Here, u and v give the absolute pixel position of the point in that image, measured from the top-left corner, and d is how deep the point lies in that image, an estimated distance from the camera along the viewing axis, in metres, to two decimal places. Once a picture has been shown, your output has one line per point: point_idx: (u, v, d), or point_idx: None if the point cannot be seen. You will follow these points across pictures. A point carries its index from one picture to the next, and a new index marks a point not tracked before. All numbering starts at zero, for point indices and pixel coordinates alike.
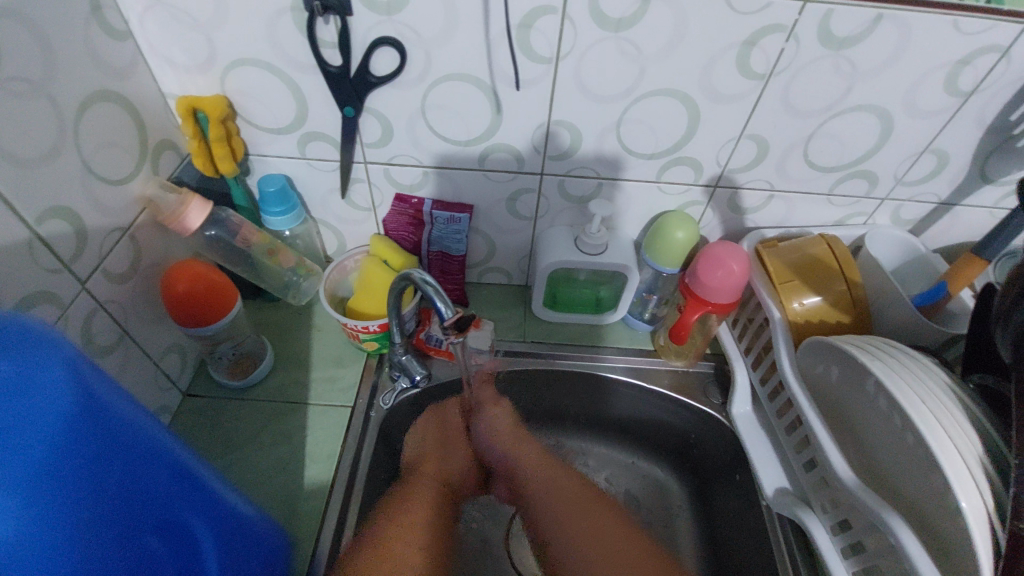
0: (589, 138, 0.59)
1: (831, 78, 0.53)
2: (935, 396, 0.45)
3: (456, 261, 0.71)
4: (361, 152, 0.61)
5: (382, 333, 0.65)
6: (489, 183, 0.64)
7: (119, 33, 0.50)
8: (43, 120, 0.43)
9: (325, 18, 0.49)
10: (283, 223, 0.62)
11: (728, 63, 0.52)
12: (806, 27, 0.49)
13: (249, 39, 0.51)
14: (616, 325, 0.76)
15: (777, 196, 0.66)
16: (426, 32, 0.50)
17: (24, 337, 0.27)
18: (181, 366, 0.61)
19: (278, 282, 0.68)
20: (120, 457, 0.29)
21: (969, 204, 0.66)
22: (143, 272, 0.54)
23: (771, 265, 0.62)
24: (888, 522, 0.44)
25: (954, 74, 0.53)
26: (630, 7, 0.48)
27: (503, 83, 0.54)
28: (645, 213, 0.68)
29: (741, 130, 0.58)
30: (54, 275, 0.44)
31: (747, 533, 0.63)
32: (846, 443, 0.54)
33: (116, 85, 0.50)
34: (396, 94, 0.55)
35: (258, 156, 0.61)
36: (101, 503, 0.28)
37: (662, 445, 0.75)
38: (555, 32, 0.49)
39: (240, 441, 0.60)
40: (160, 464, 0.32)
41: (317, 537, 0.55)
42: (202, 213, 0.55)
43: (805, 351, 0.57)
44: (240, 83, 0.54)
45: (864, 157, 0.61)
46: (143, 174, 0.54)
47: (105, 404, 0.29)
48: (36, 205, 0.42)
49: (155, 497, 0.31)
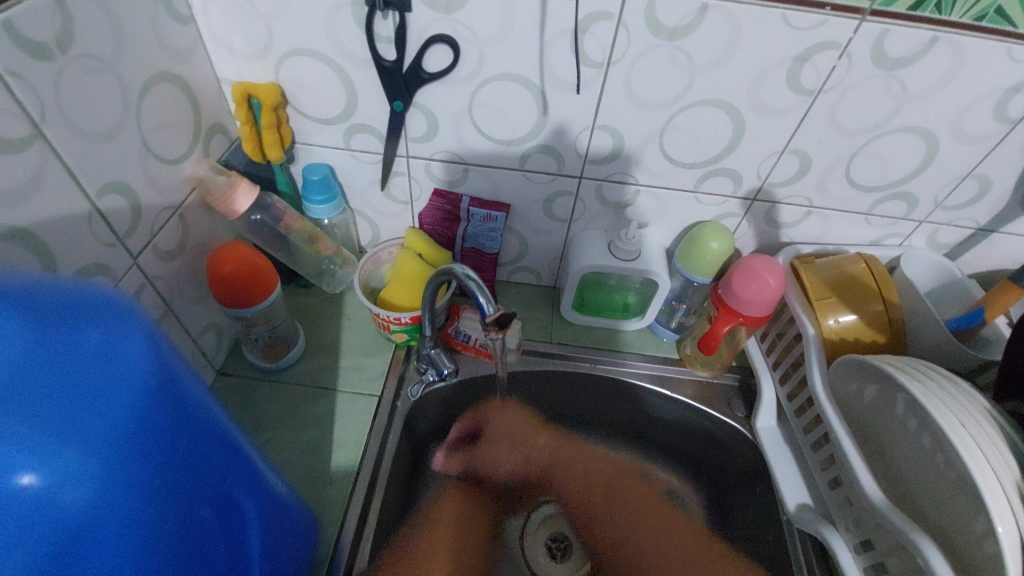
0: (632, 144, 0.59)
1: (880, 98, 0.53)
2: (974, 419, 0.45)
3: (489, 259, 0.72)
4: (405, 145, 0.62)
5: (413, 325, 0.66)
6: (528, 184, 0.65)
7: (182, 17, 0.51)
8: (110, 97, 0.44)
9: (384, 13, 0.50)
10: (323, 211, 0.63)
11: (778, 78, 0.52)
12: (860, 46, 0.49)
13: (307, 30, 0.52)
14: (642, 332, 0.76)
15: (814, 213, 0.66)
16: (481, 31, 0.50)
17: (110, 305, 0.27)
18: (216, 344, 0.63)
19: (315, 269, 0.70)
20: (187, 427, 0.29)
21: (1008, 231, 0.66)
22: (189, 251, 0.55)
23: (807, 282, 0.62)
24: (917, 542, 0.44)
25: (1006, 100, 0.52)
26: (685, 17, 0.48)
27: (552, 85, 0.54)
28: (679, 222, 0.68)
29: (785, 145, 0.58)
30: (110, 249, 0.45)
31: (765, 546, 0.63)
32: (874, 462, 0.54)
33: (176, 67, 0.51)
34: (445, 90, 0.56)
35: (304, 144, 0.62)
36: (169, 472, 0.28)
37: (681, 453, 0.75)
38: (609, 38, 0.50)
39: (270, 423, 0.61)
40: (218, 440, 0.33)
41: (341, 522, 0.55)
42: (250, 197, 0.56)
43: (838, 369, 0.57)
44: (294, 72, 0.55)
45: (906, 178, 0.61)
46: (195, 155, 0.55)
47: (178, 377, 0.29)
48: (98, 179, 0.44)
49: (210, 472, 0.32)
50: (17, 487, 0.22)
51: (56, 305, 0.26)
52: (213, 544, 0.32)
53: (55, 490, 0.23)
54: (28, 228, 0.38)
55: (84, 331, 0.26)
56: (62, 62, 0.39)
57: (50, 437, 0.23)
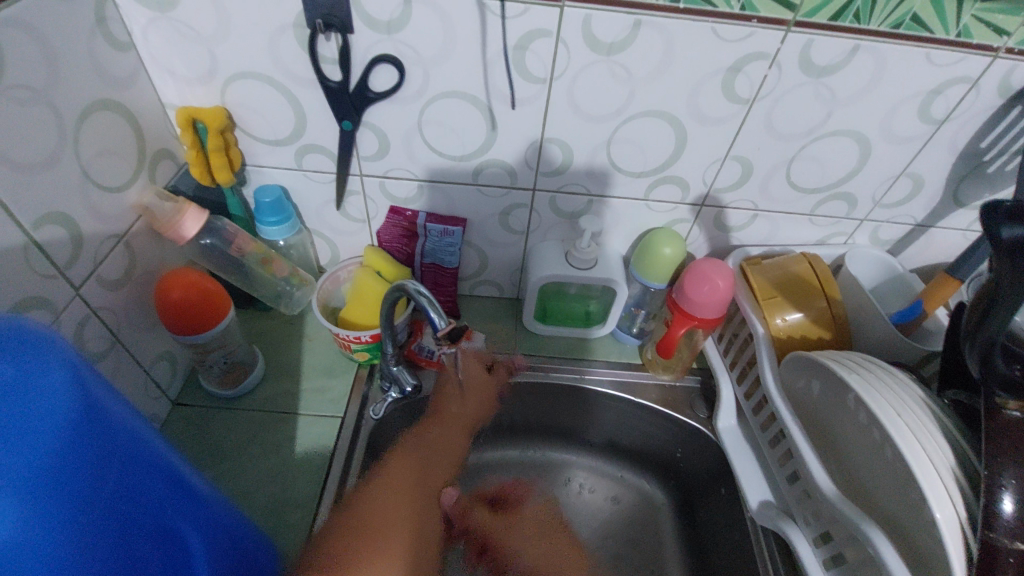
0: (580, 156, 0.61)
1: (812, 104, 0.56)
2: (911, 411, 0.46)
3: (448, 274, 0.72)
4: (357, 165, 0.62)
5: (373, 343, 0.65)
6: (483, 198, 0.65)
7: (122, 44, 0.51)
8: (45, 127, 0.43)
9: (327, 36, 0.50)
10: (277, 233, 0.63)
11: (714, 87, 0.54)
12: (788, 55, 0.51)
13: (250, 54, 0.52)
14: (604, 339, 0.77)
15: (761, 216, 0.68)
16: (424, 51, 0.51)
17: (24, 340, 0.26)
18: (170, 374, 0.61)
19: (271, 292, 0.69)
20: (118, 459, 0.28)
21: (944, 226, 0.69)
22: (136, 280, 0.54)
23: (755, 282, 0.64)
24: (867, 533, 0.45)
25: (927, 103, 0.55)
26: (621, 32, 0.50)
27: (499, 101, 0.55)
28: (634, 229, 0.70)
29: (726, 152, 0.60)
30: (49, 281, 0.44)
31: (732, 545, 0.64)
32: (827, 455, 0.55)
33: (117, 94, 0.51)
34: (394, 109, 0.56)
35: (254, 167, 0.62)
36: (96, 507, 0.27)
37: (646, 457, 0.76)
38: (549, 54, 0.51)
39: (228, 451, 0.60)
40: (161, 471, 0.31)
41: (305, 548, 0.54)
42: (198, 222, 0.56)
43: (788, 366, 0.58)
44: (239, 96, 0.55)
45: (844, 179, 0.63)
46: (140, 182, 0.54)
47: (106, 407, 0.28)
48: (34, 210, 0.43)
49: (150, 506, 0.30)
50: None
51: None
52: None
53: None
54: None
55: None
56: None
57: None
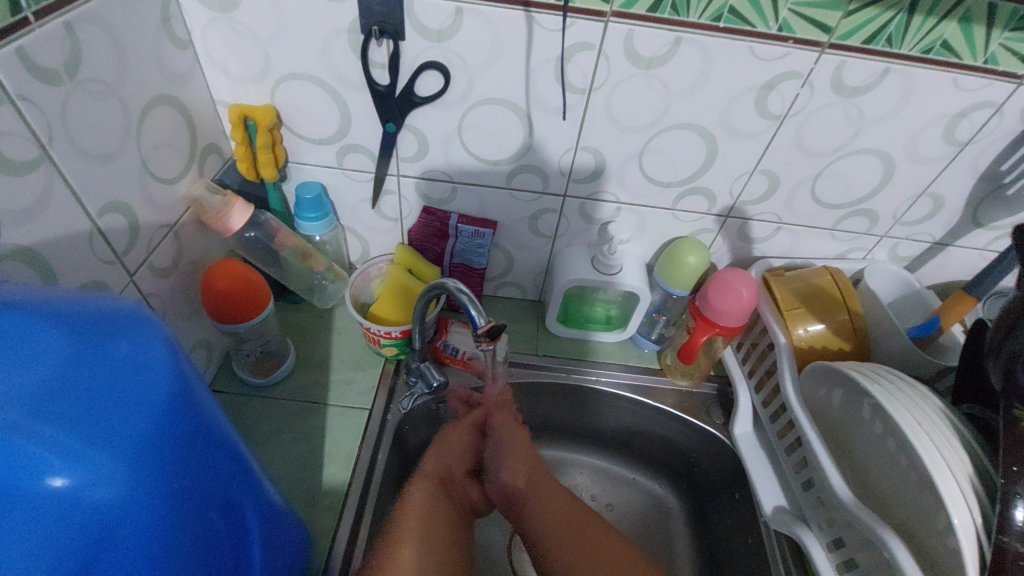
0: (612, 165, 0.63)
1: (840, 123, 0.57)
2: (930, 420, 0.48)
3: (476, 274, 0.75)
4: (396, 165, 0.64)
5: (403, 339, 0.67)
6: (514, 202, 0.67)
7: (182, 42, 0.53)
8: (113, 119, 0.45)
9: (379, 41, 0.52)
10: (315, 228, 0.65)
11: (747, 103, 0.56)
12: (821, 75, 0.53)
13: (303, 55, 0.54)
14: (624, 343, 0.79)
15: (784, 229, 0.70)
16: (471, 58, 0.53)
17: (133, 323, 0.29)
18: (207, 361, 0.63)
19: (305, 285, 0.71)
20: (201, 435, 0.31)
21: (961, 245, 0.71)
22: (183, 268, 0.56)
23: (778, 292, 0.66)
24: (883, 537, 0.47)
25: (952, 125, 0.57)
26: (661, 48, 0.52)
27: (538, 109, 0.57)
28: (658, 237, 0.72)
29: (754, 166, 0.62)
30: (108, 266, 0.46)
31: (744, 549, 0.65)
32: (841, 463, 0.57)
33: (175, 90, 0.53)
34: (436, 113, 0.58)
35: (296, 164, 0.64)
36: (186, 476, 0.29)
37: (660, 460, 0.78)
38: (590, 66, 0.53)
39: (260, 437, 0.62)
40: (227, 450, 0.34)
41: (334, 534, 0.56)
42: (244, 215, 0.58)
43: (808, 376, 0.60)
44: (288, 95, 0.57)
45: (867, 196, 0.65)
46: (191, 175, 0.56)
47: (194, 390, 0.31)
48: (100, 199, 0.45)
49: (220, 480, 0.33)
50: (49, 489, 0.23)
51: (88, 318, 0.28)
52: (222, 551, 0.33)
53: (82, 492, 0.24)
54: (30, 246, 0.39)
55: (112, 344, 0.27)
56: (69, 86, 0.40)
57: (81, 440, 0.24)
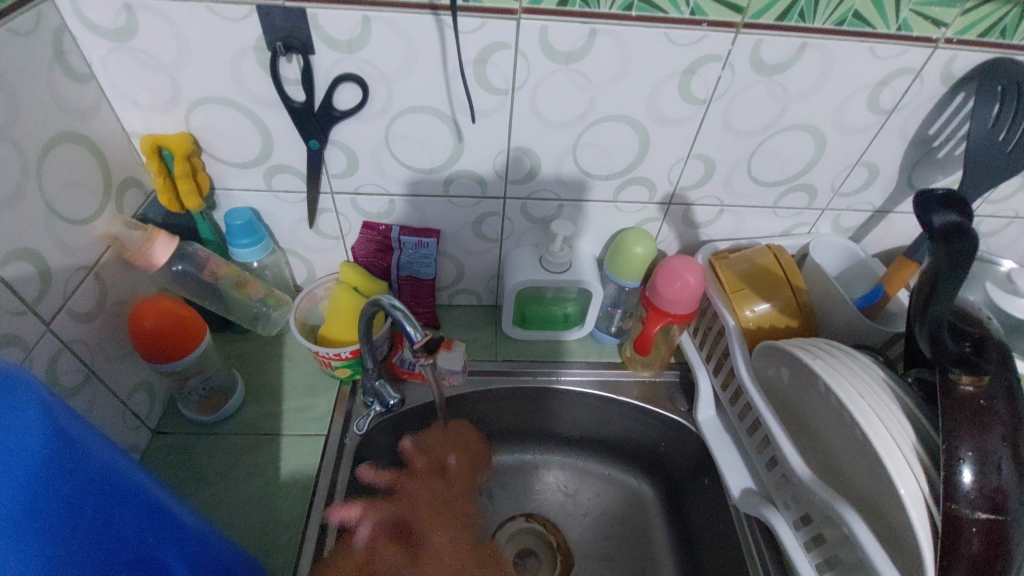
0: (547, 162, 0.62)
1: (767, 101, 0.58)
2: (873, 392, 0.48)
3: (426, 285, 0.73)
4: (327, 182, 0.62)
5: (354, 359, 0.66)
6: (455, 208, 0.66)
7: (81, 75, 0.50)
8: (8, 164, 0.43)
9: (288, 57, 0.51)
10: (250, 254, 0.63)
11: (672, 90, 0.56)
12: (739, 56, 0.53)
13: (212, 79, 0.52)
14: (584, 340, 0.78)
15: (727, 211, 0.70)
16: (387, 68, 0.52)
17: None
18: (148, 404, 0.61)
19: (248, 314, 0.69)
20: (95, 489, 0.28)
21: (901, 210, 0.72)
22: (108, 310, 0.54)
23: (723, 275, 0.66)
24: (841, 513, 0.47)
25: (876, 94, 0.58)
26: (577, 41, 0.51)
27: (463, 112, 0.56)
28: (606, 231, 0.71)
29: (688, 151, 0.62)
30: (18, 317, 0.44)
31: (719, 534, 0.65)
32: (801, 440, 0.57)
33: (79, 126, 0.50)
34: (360, 126, 0.57)
35: (224, 190, 0.62)
36: (77, 535, 0.26)
37: (631, 452, 0.77)
38: (510, 66, 0.52)
39: (211, 478, 0.60)
40: (142, 503, 0.30)
41: (295, 570, 0.54)
42: (168, 248, 0.56)
43: (758, 356, 0.60)
44: (204, 121, 0.56)
45: (802, 171, 0.66)
46: (108, 213, 0.54)
47: (81, 443, 0.28)
48: (1, 248, 0.42)
49: (135, 536, 0.29)
50: None
51: None
52: None
53: None
54: None
55: None
56: None
57: None
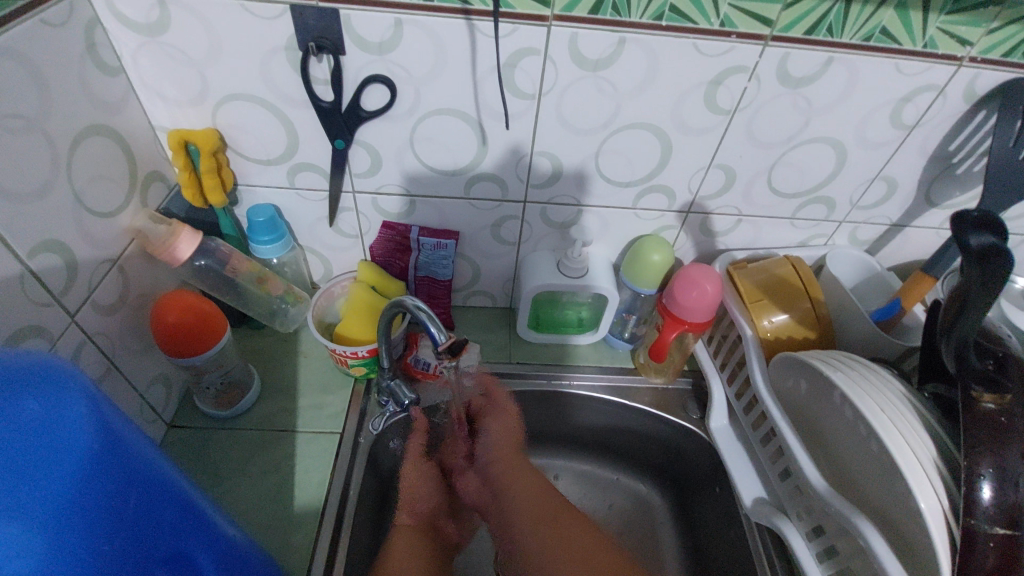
0: (569, 168, 0.62)
1: (790, 113, 0.58)
2: (893, 406, 0.49)
3: (443, 286, 0.73)
4: (350, 181, 0.62)
5: (371, 358, 0.66)
6: (475, 211, 0.66)
7: (111, 68, 0.51)
8: (39, 155, 0.43)
9: (319, 57, 0.51)
10: (271, 251, 0.63)
11: (697, 99, 0.56)
12: (766, 69, 0.54)
13: (241, 76, 0.52)
14: (597, 344, 0.79)
15: (745, 221, 0.70)
16: (416, 70, 0.52)
17: (47, 374, 0.26)
18: (166, 398, 0.61)
19: (266, 310, 0.69)
20: (137, 486, 0.28)
21: (918, 225, 0.72)
22: (131, 303, 0.54)
23: (742, 285, 0.66)
24: (857, 525, 0.47)
25: (899, 109, 0.58)
26: (605, 50, 0.51)
27: (488, 116, 0.56)
28: (623, 237, 0.71)
29: (709, 160, 0.62)
30: (44, 308, 0.44)
31: (728, 542, 0.66)
32: (816, 452, 0.57)
33: (108, 119, 0.50)
34: (385, 127, 0.57)
35: (246, 186, 0.63)
36: (118, 536, 0.26)
37: (640, 459, 0.78)
38: (538, 71, 0.53)
39: (226, 472, 0.60)
40: (178, 499, 0.31)
41: (309, 566, 0.54)
42: (192, 243, 0.56)
43: (776, 366, 0.60)
44: (231, 117, 0.56)
45: (822, 184, 0.66)
46: (133, 206, 0.54)
47: (124, 440, 0.28)
48: (30, 239, 0.43)
49: (171, 531, 0.30)
50: None
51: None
52: None
53: None
54: None
55: (20, 404, 0.24)
56: None
57: None
